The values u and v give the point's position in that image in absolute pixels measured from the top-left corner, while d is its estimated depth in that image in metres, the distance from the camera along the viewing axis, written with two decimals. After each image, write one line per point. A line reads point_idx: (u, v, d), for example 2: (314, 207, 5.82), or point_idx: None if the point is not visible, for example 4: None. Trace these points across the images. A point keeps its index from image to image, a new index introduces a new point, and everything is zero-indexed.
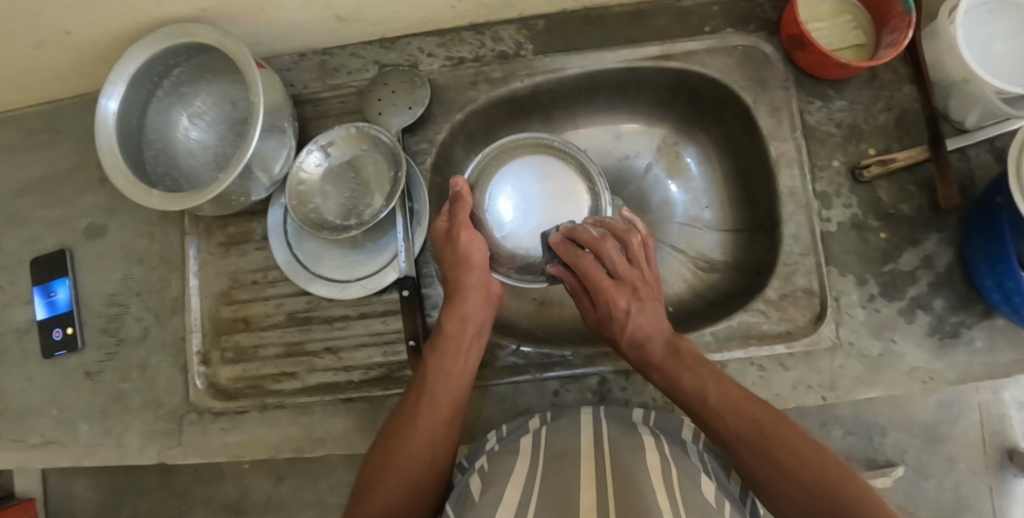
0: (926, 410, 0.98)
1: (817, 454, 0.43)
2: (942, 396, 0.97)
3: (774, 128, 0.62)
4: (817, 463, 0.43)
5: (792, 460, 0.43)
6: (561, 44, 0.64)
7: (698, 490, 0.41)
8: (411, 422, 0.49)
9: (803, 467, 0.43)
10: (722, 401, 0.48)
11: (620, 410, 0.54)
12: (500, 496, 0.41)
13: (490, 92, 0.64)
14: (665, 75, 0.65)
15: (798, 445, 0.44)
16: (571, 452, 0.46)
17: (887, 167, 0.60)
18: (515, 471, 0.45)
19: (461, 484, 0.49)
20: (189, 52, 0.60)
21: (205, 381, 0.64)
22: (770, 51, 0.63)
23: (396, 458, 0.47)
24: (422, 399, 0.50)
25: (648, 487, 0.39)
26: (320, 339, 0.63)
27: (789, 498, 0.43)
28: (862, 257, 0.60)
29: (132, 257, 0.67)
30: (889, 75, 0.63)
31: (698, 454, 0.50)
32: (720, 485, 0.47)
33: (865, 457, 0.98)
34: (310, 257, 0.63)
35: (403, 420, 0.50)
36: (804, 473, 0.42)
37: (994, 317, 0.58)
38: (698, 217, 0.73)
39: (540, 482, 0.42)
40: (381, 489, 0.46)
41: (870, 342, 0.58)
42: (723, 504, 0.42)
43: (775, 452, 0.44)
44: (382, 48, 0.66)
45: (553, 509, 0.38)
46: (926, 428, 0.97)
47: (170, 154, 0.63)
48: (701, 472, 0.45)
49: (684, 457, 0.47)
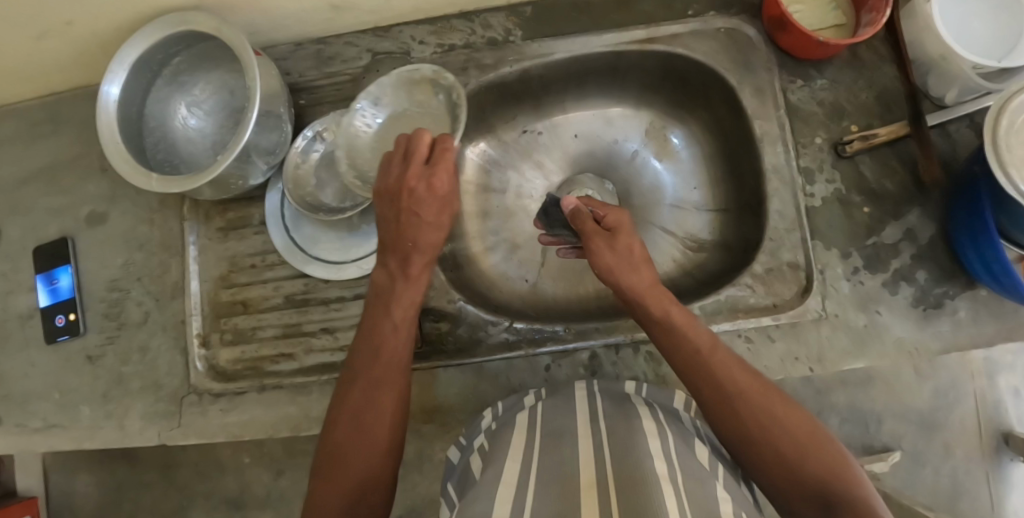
0: (923, 398, 1.09)
1: (805, 418, 0.42)
2: (937, 385, 1.09)
3: (758, 107, 0.63)
4: (805, 430, 0.41)
5: (789, 422, 0.41)
6: (549, 29, 0.66)
7: (693, 457, 0.43)
8: (371, 396, 0.44)
9: (797, 429, 0.41)
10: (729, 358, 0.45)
11: (613, 386, 0.54)
12: (500, 472, 0.42)
13: (480, 77, 0.66)
14: (651, 58, 0.67)
15: (783, 414, 0.42)
16: (568, 430, 0.46)
17: (869, 142, 0.61)
18: (512, 448, 0.46)
19: (462, 460, 0.52)
20: (188, 41, 0.62)
21: (205, 363, 0.65)
22: (752, 33, 0.64)
23: (360, 443, 0.42)
24: (377, 370, 0.45)
25: (644, 458, 0.40)
26: (318, 320, 0.64)
27: (780, 457, 0.40)
28: (846, 231, 0.62)
29: (133, 243, 0.69)
30: (869, 54, 0.64)
31: (691, 421, 0.51)
32: (713, 449, 0.49)
33: (863, 443, 1.09)
34: (307, 239, 0.64)
35: (356, 401, 0.44)
36: (799, 435, 0.40)
37: (978, 288, 0.60)
38: (687, 198, 0.73)
39: (540, 455, 0.43)
40: (343, 474, 0.41)
41: (855, 314, 0.60)
42: (717, 466, 0.44)
43: (778, 415, 0.42)
44: (376, 37, 0.68)
45: (553, 482, 0.39)
46: (922, 415, 1.08)
47: (169, 141, 0.65)
48: (694, 438, 0.47)
49: (679, 427, 0.48)
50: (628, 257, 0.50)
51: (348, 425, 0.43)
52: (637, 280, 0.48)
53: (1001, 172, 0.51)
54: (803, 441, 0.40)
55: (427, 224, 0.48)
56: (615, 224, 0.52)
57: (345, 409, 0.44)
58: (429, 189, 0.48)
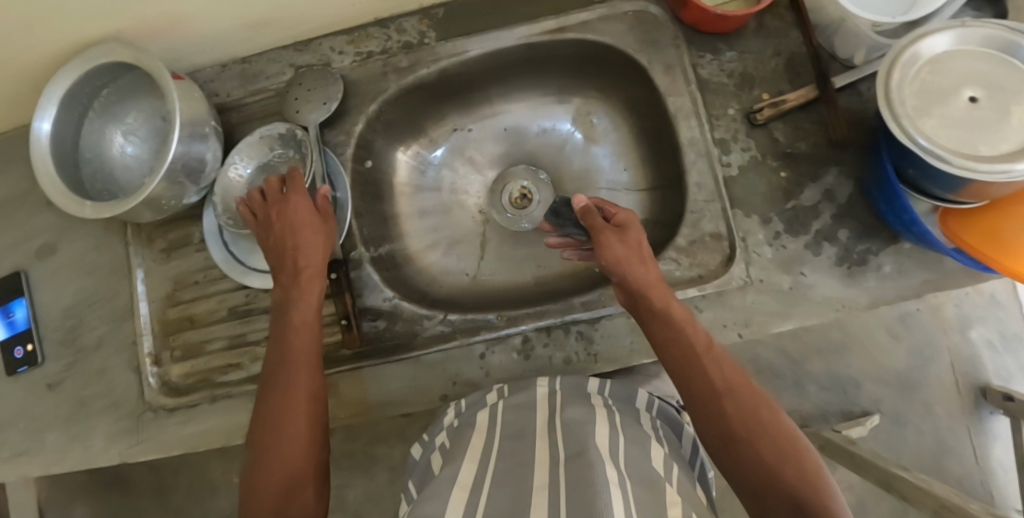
0: (899, 359, 1.09)
1: (789, 428, 0.42)
2: (913, 345, 1.09)
3: (670, 84, 0.64)
4: (789, 438, 0.41)
5: (772, 427, 0.42)
6: (461, 29, 0.68)
7: (646, 458, 0.43)
8: (285, 395, 0.47)
9: (778, 434, 0.41)
10: (723, 360, 0.46)
11: (578, 381, 0.55)
12: (456, 474, 0.43)
13: (399, 81, 0.67)
14: (565, 48, 0.68)
15: (767, 418, 0.42)
16: (528, 433, 0.48)
17: (779, 108, 0.62)
18: (472, 447, 0.48)
19: (423, 461, 0.54)
20: (114, 71, 0.65)
21: (157, 379, 0.67)
22: (658, 12, 0.66)
23: (283, 441, 0.44)
24: (289, 372, 0.48)
25: (597, 460, 0.39)
26: (262, 329, 0.66)
27: (760, 458, 0.40)
28: (765, 197, 0.63)
29: (83, 270, 0.71)
30: (775, 22, 0.66)
31: (650, 421, 0.53)
32: (670, 450, 0.50)
33: (844, 409, 1.10)
34: (244, 252, 0.66)
35: (275, 400, 0.47)
36: (781, 441, 0.41)
37: (901, 241, 0.61)
38: (617, 180, 0.74)
39: (496, 459, 0.45)
40: (270, 472, 0.43)
41: (780, 277, 0.61)
42: (671, 469, 0.44)
43: (762, 418, 0.42)
44: (297, 51, 0.70)
45: (507, 487, 0.40)
46: (900, 376, 1.09)
47: (108, 170, 0.67)
48: (650, 440, 0.47)
49: (634, 427, 0.49)
50: (635, 252, 0.52)
51: (269, 426, 0.45)
52: (643, 273, 0.51)
53: (894, 123, 0.52)
54: (784, 448, 0.40)
55: (302, 228, 0.56)
56: (626, 222, 0.55)
57: (264, 411, 0.46)
58: (297, 208, 0.57)
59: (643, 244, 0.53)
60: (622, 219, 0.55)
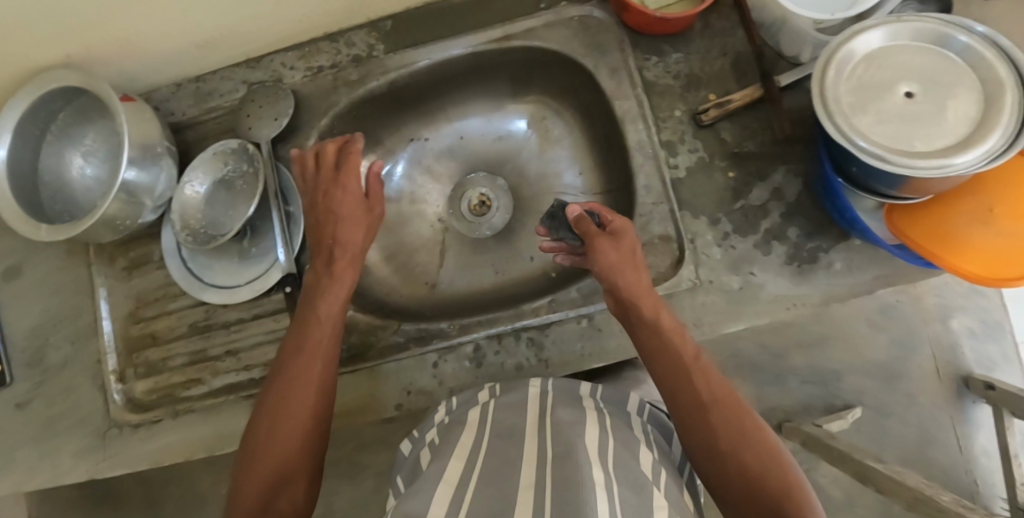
0: (880, 350, 1.08)
1: (772, 440, 0.43)
2: (894, 335, 1.08)
3: (616, 88, 0.65)
4: (770, 451, 0.41)
5: (754, 439, 0.42)
6: (408, 41, 0.68)
7: (635, 461, 0.42)
8: (290, 392, 0.47)
9: (761, 447, 0.42)
10: (711, 370, 0.46)
11: (568, 383, 0.54)
12: (441, 470, 0.42)
13: (349, 94, 0.68)
14: (513, 54, 0.69)
15: (750, 430, 0.42)
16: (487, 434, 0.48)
17: (724, 108, 0.62)
18: (460, 444, 0.46)
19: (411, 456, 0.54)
20: (69, 94, 0.66)
21: (122, 396, 0.68)
22: (602, 17, 0.66)
23: (278, 438, 0.45)
24: (294, 370, 0.48)
25: (584, 461, 0.38)
26: (221, 344, 0.67)
27: (741, 472, 0.40)
28: (713, 198, 0.63)
29: (48, 291, 0.72)
30: (720, 22, 0.66)
31: (640, 425, 0.52)
32: (659, 455, 0.49)
33: (827, 402, 1.09)
34: (202, 268, 0.67)
35: (279, 395, 0.47)
36: (764, 454, 0.41)
37: (851, 238, 0.61)
38: (573, 183, 0.74)
39: (485, 457, 0.43)
40: (262, 468, 0.44)
41: (730, 278, 0.61)
42: (659, 474, 0.43)
43: (747, 430, 0.42)
44: (249, 68, 0.71)
45: (492, 483, 0.38)
46: (882, 368, 1.08)
47: (68, 192, 0.68)
48: (639, 444, 0.46)
49: (623, 429, 0.48)
50: (628, 259, 0.50)
51: (270, 422, 0.46)
52: (633, 280, 0.49)
53: (825, 118, 0.52)
54: (766, 460, 0.41)
55: (346, 220, 0.56)
56: (619, 230, 0.53)
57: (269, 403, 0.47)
58: (349, 194, 0.56)
59: (635, 250, 0.51)
60: (614, 226, 0.53)
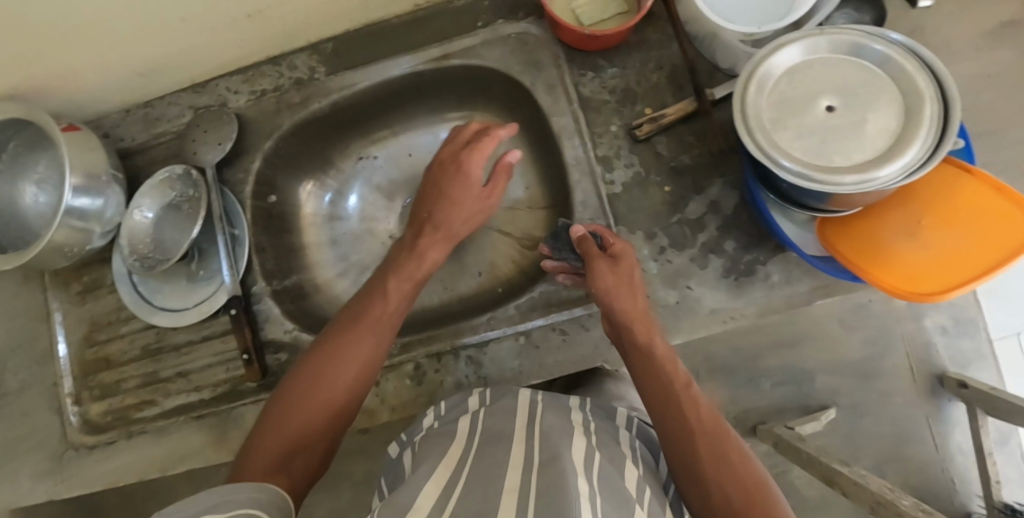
0: (852, 348, 0.98)
1: (762, 477, 0.38)
2: (866, 333, 0.98)
3: (553, 104, 0.65)
4: (760, 486, 0.37)
5: (741, 471, 0.37)
6: (347, 62, 0.69)
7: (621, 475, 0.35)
8: (342, 362, 0.43)
9: (748, 478, 0.37)
10: (700, 395, 0.42)
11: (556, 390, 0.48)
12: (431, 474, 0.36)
13: (292, 116, 0.69)
14: (452, 72, 0.69)
15: (736, 460, 0.38)
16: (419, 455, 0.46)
17: (657, 123, 0.63)
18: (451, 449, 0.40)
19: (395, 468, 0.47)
20: (18, 125, 0.67)
21: (79, 418, 0.69)
22: (539, 34, 0.66)
23: (306, 405, 0.41)
24: (366, 339, 0.45)
25: (572, 466, 0.32)
26: (172, 366, 0.68)
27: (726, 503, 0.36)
28: (650, 213, 0.63)
29: (7, 317, 0.74)
30: (655, 35, 0.66)
31: (628, 440, 0.45)
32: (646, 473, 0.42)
33: (800, 405, 1.00)
34: (152, 292, 0.69)
35: (328, 361, 0.43)
36: (752, 487, 0.36)
37: (788, 250, 0.61)
38: (519, 198, 0.75)
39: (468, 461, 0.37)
40: (281, 435, 0.39)
41: (667, 292, 0.61)
42: (645, 491, 0.36)
43: (734, 461, 0.38)
44: (195, 94, 0.72)
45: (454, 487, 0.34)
46: (854, 366, 0.98)
47: (21, 220, 0.70)
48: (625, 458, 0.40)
49: (610, 441, 0.42)
50: (625, 283, 0.49)
51: (306, 388, 0.42)
52: (629, 304, 0.48)
53: (746, 137, 0.51)
54: (752, 494, 0.36)
55: (451, 201, 0.55)
56: (620, 253, 0.52)
57: (312, 366, 0.43)
58: (467, 177, 0.55)
59: (632, 273, 0.50)
60: (615, 251, 0.52)
